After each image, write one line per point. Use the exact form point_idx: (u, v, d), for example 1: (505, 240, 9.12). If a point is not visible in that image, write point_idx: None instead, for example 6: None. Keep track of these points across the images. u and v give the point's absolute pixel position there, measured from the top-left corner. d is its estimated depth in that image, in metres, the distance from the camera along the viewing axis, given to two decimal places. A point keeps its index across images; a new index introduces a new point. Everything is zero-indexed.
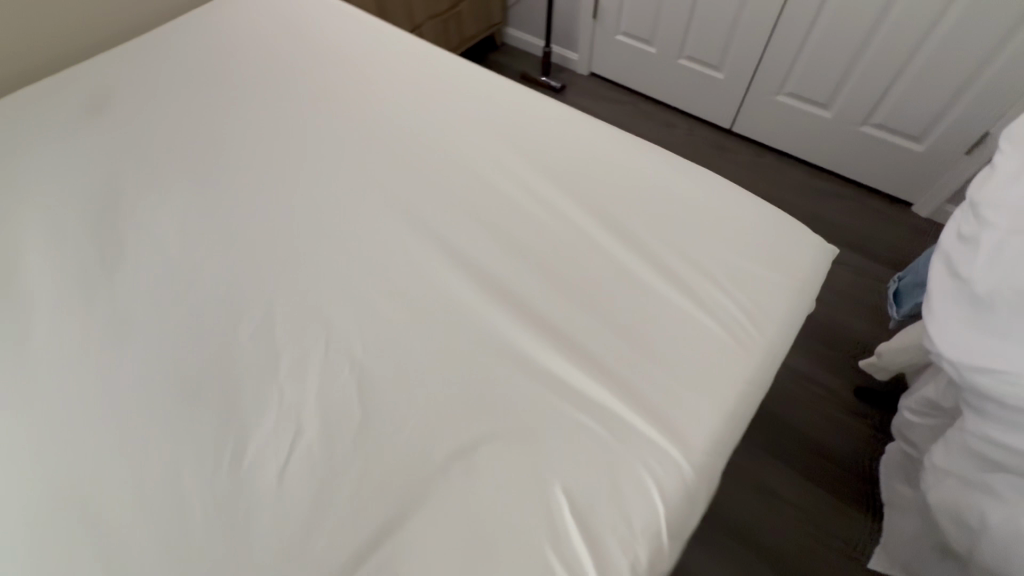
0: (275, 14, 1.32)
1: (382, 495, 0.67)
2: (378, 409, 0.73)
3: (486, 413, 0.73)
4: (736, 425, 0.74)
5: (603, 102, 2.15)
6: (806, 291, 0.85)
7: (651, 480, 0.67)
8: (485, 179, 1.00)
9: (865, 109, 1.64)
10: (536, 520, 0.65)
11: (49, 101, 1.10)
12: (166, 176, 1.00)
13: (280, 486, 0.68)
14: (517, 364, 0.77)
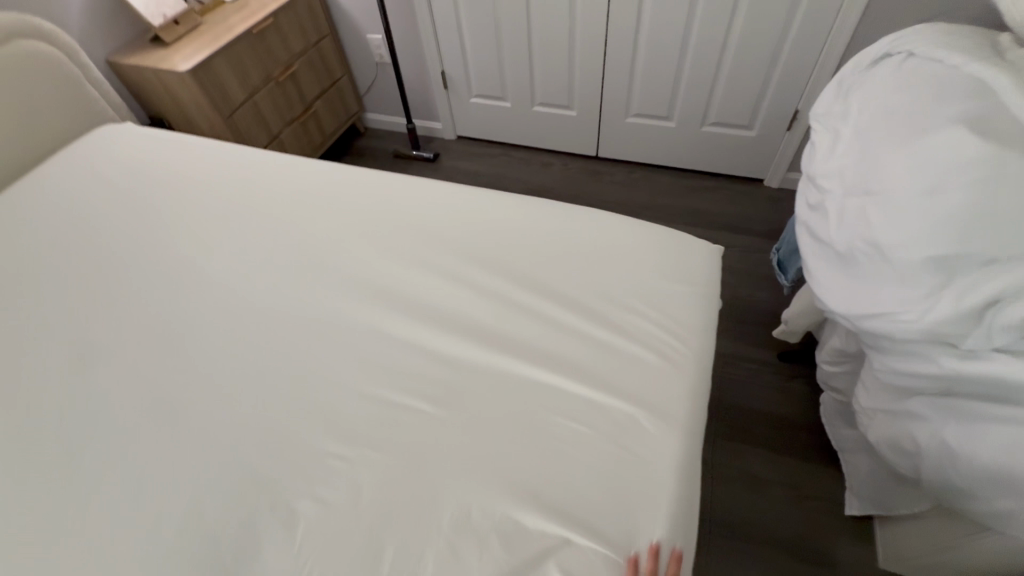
0: (134, 173, 1.28)
1: None
2: (347, 556, 0.68)
3: (462, 517, 0.70)
4: (696, 440, 0.77)
5: (479, 160, 2.25)
6: (709, 293, 0.93)
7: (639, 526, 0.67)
8: (391, 274, 0.99)
9: (699, 113, 1.87)
10: None
11: None
12: (51, 375, 0.92)
13: None
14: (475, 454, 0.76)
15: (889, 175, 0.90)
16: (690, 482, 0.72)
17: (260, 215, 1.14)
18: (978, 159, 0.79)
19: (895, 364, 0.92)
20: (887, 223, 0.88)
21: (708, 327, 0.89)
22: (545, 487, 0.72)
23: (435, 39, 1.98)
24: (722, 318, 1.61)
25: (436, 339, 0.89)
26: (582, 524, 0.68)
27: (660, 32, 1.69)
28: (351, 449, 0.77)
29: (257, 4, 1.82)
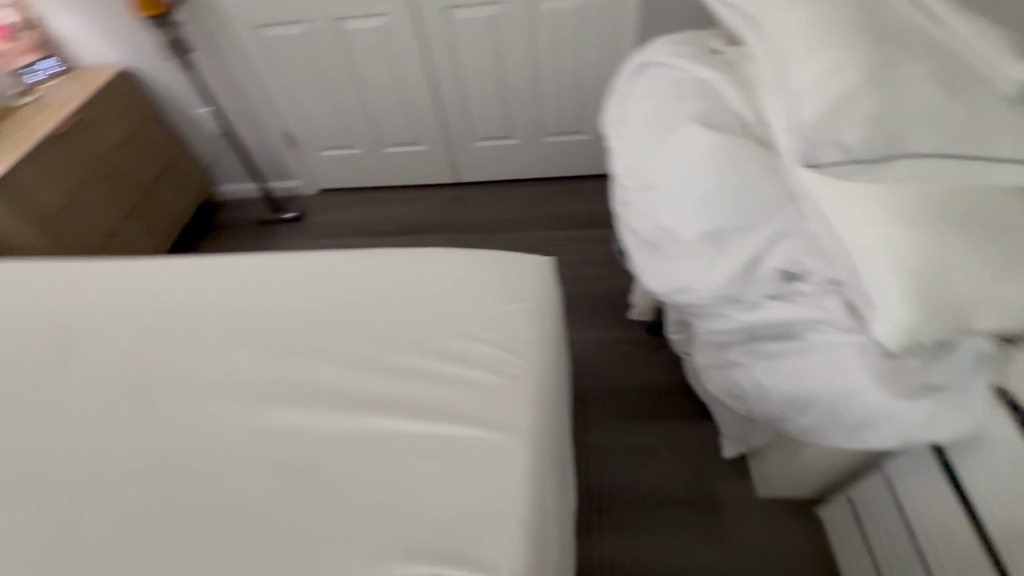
0: None
1: None
2: None
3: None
4: (543, 442, 0.84)
5: (345, 209, 2.25)
6: (540, 304, 1.02)
7: (497, 542, 0.73)
8: (237, 359, 0.99)
9: (535, 126, 2.00)
10: None
11: None
12: None
13: None
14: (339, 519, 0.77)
15: (659, 170, 1.02)
16: (539, 484, 0.79)
17: (88, 331, 1.08)
18: (714, 148, 0.92)
19: (709, 326, 1.06)
20: (668, 211, 1.01)
21: (544, 336, 0.98)
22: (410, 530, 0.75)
23: (266, 101, 1.97)
24: (595, 309, 1.73)
25: (291, 414, 0.90)
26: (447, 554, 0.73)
27: (477, 61, 1.81)
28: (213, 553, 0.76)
29: (58, 102, 1.71)
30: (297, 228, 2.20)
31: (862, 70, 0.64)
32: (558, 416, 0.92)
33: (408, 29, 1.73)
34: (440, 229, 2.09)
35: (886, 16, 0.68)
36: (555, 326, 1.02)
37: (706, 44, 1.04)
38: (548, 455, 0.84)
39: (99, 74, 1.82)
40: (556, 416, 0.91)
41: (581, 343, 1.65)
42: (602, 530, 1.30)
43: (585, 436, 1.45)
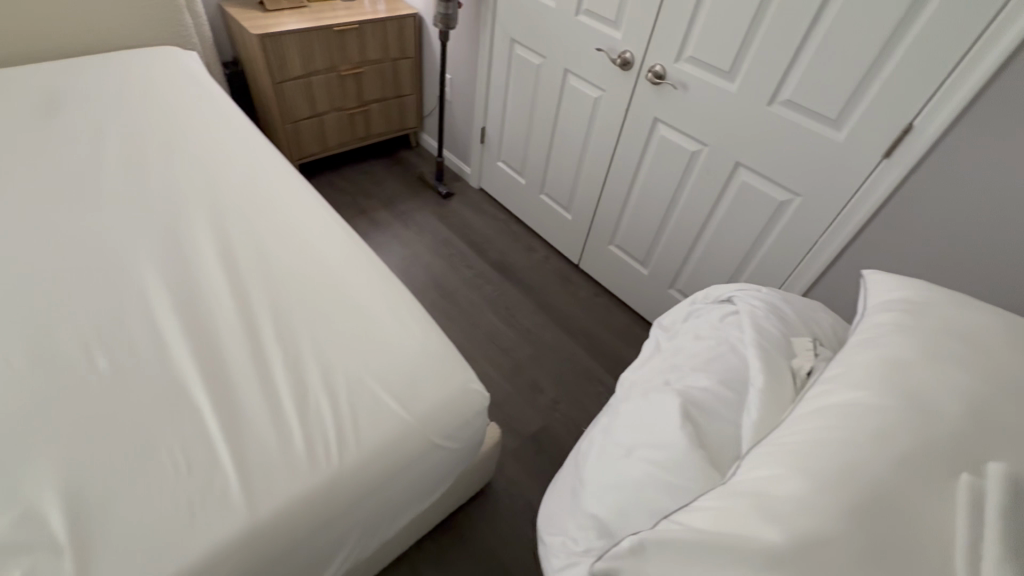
0: (159, 91, 1.56)
1: None
2: None
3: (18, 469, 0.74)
4: (264, 539, 0.74)
5: (482, 216, 2.36)
6: (420, 425, 0.90)
7: None
8: (203, 254, 1.09)
9: (669, 276, 1.80)
10: None
11: None
12: None
13: None
14: (75, 436, 0.78)
15: (625, 416, 0.80)
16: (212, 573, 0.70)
17: (182, 164, 1.31)
18: (673, 447, 0.67)
19: None
20: (596, 462, 0.78)
21: (389, 454, 0.86)
22: (96, 507, 0.72)
23: (485, 100, 2.14)
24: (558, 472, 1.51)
25: (170, 322, 0.96)
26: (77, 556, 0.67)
27: (654, 182, 1.68)
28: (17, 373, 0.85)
29: (362, 9, 2.10)
30: (437, 204, 2.38)
31: (781, 541, 0.41)
32: (323, 536, 0.81)
33: (614, 116, 1.68)
34: (524, 292, 2.04)
35: (908, 521, 0.42)
36: (416, 454, 0.89)
37: (787, 340, 0.79)
38: (256, 561, 0.74)
39: (402, 7, 2.17)
40: (312, 534, 0.79)
41: (516, 489, 1.45)
42: None
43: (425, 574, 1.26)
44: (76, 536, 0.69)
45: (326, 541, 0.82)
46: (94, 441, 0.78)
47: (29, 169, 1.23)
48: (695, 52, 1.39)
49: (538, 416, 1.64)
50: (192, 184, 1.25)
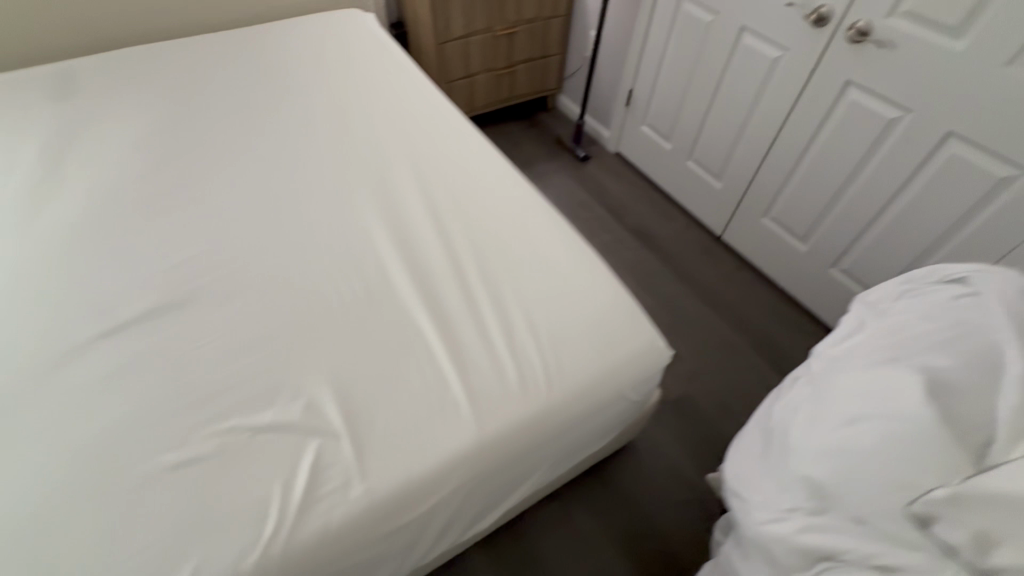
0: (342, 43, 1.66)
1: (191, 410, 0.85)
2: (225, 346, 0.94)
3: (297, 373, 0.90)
4: (491, 453, 0.86)
5: (618, 180, 2.32)
6: (614, 375, 0.96)
7: (367, 473, 0.80)
8: (408, 202, 1.21)
9: (833, 253, 1.70)
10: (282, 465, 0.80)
11: (152, 64, 1.49)
12: (193, 136, 1.31)
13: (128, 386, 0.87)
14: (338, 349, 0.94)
15: (842, 387, 0.79)
16: (453, 475, 0.83)
17: (374, 115, 1.41)
18: (915, 419, 0.67)
19: (733, 557, 0.86)
20: (806, 427, 0.80)
21: (586, 396, 0.93)
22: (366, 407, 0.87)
23: (638, 59, 2.07)
24: (698, 439, 1.54)
25: (391, 261, 1.09)
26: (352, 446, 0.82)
27: (833, 152, 1.57)
28: (284, 294, 1.03)
29: None
30: (573, 167, 2.39)
31: None
32: (528, 458, 0.91)
33: (796, 78, 1.57)
34: (663, 261, 2.02)
35: None
36: (608, 400, 0.96)
37: None
38: (483, 472, 0.86)
39: None
40: (522, 455, 0.89)
41: (656, 450, 1.51)
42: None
43: (573, 512, 1.37)
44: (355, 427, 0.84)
45: (529, 463, 0.92)
46: (354, 353, 0.94)
47: (251, 115, 1.38)
48: (915, 5, 1.25)
49: (678, 383, 1.66)
50: (386, 135, 1.36)
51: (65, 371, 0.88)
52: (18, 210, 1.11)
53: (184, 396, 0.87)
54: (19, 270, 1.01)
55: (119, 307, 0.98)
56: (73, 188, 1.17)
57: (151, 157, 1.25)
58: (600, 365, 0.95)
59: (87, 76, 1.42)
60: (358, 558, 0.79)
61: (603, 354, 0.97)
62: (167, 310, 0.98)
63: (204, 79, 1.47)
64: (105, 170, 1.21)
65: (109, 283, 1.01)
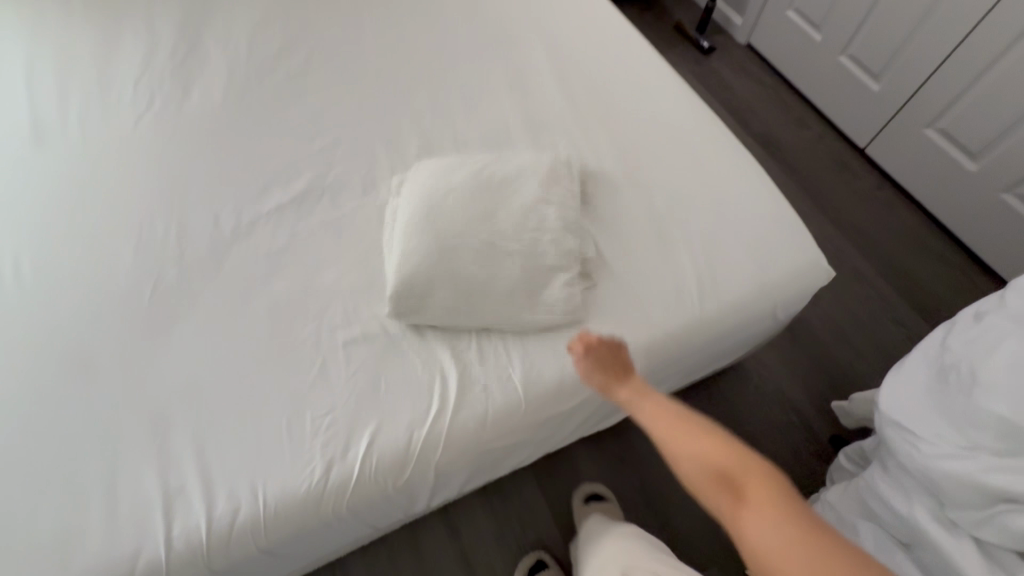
0: None
1: (352, 295, 0.90)
2: (371, 235, 0.95)
3: None
4: (640, 361, 0.86)
5: (744, 77, 2.03)
6: (771, 294, 0.91)
7: (523, 368, 0.83)
8: (544, 93, 1.12)
9: (1012, 175, 1.45)
10: (439, 353, 0.84)
11: None
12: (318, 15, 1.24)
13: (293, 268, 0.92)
14: (478, 233, 0.89)
15: None
16: (604, 378, 0.84)
17: None
18: None
19: (879, 484, 0.85)
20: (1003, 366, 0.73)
21: (738, 313, 0.89)
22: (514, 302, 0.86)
23: None
24: (811, 365, 1.48)
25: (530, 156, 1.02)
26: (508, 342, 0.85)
27: None
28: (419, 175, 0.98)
29: None
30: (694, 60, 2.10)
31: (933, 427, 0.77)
32: (671, 368, 0.91)
33: None
34: (790, 175, 1.79)
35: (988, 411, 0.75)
36: (758, 319, 0.91)
37: None
38: None
39: None
40: (665, 365, 0.89)
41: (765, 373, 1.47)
42: (605, 475, 1.32)
43: None
44: (507, 325, 0.85)
45: (666, 374, 0.92)
46: (497, 240, 0.89)
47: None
48: None
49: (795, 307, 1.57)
50: (516, 16, 1.24)
51: (236, 250, 0.94)
52: (166, 90, 1.14)
53: (344, 281, 0.91)
54: (174, 152, 1.05)
55: (272, 192, 1.01)
56: (209, 71, 1.16)
57: (277, 37, 1.21)
58: (756, 280, 0.90)
59: None
60: (509, 443, 0.84)
61: (761, 270, 0.91)
62: (314, 198, 1.00)
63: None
64: (235, 50, 1.19)
65: (256, 169, 1.04)
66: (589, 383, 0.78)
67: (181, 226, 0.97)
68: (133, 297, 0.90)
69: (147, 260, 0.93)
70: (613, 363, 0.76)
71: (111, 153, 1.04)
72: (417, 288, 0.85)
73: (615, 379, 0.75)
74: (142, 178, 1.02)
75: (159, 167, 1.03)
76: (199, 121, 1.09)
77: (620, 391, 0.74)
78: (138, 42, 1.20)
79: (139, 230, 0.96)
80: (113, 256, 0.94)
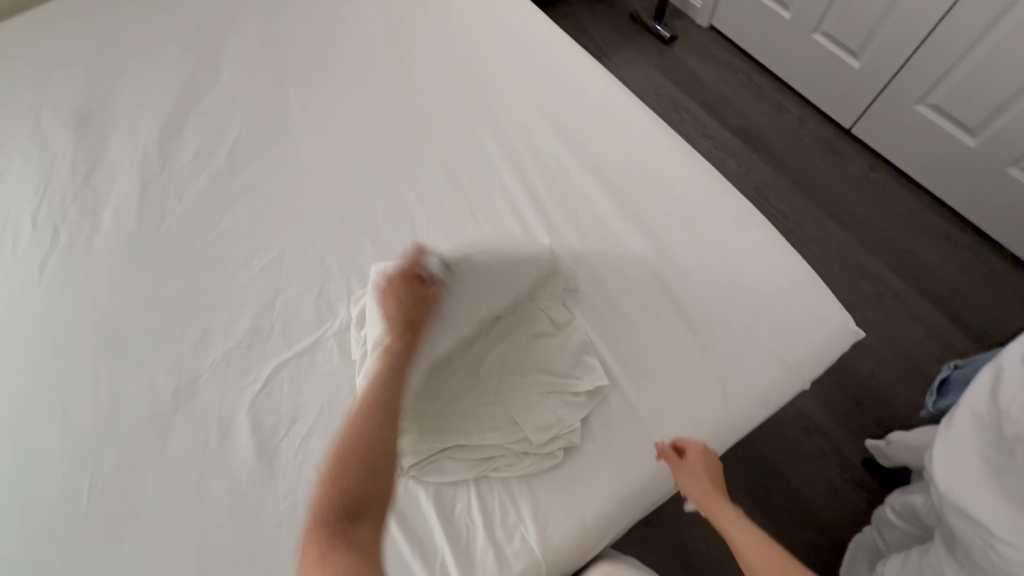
0: None
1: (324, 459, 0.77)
2: (334, 376, 0.82)
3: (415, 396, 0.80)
4: (666, 482, 0.75)
5: (712, 64, 1.88)
6: (800, 373, 0.80)
7: (535, 521, 0.71)
8: (505, 163, 0.99)
9: (1016, 149, 1.37)
10: (434, 519, 0.72)
11: (153, 10, 1.21)
12: (234, 105, 1.09)
13: (248, 434, 0.79)
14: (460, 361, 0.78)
15: None
16: (629, 512, 0.74)
17: (441, 49, 1.14)
18: None
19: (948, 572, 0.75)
20: None
21: (766, 404, 0.79)
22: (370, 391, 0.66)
23: None
24: (832, 381, 1.38)
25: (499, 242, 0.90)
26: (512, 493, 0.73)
27: None
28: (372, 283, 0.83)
29: None
30: (656, 51, 1.92)
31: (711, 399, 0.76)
32: None
33: None
34: (777, 168, 1.67)
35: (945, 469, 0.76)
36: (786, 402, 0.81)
37: None
38: (653, 497, 0.76)
39: None
40: None
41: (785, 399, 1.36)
42: (634, 544, 1.22)
43: None
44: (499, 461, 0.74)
45: None
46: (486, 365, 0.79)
47: (295, 64, 1.14)
48: None
49: None
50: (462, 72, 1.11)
51: (183, 416, 0.81)
52: (70, 218, 0.97)
53: (315, 437, 0.78)
54: (87, 304, 0.90)
55: (215, 334, 0.87)
56: (113, 191, 1.00)
57: (195, 136, 1.05)
58: (779, 362, 0.80)
59: (80, 31, 1.16)
60: None
61: (784, 348, 0.80)
62: (261, 337, 0.86)
63: (227, 16, 1.21)
64: (143, 160, 1.02)
65: (187, 309, 0.89)
66: (690, 496, 0.68)
67: (110, 398, 0.83)
68: (67, 502, 0.76)
69: (78, 450, 0.80)
70: (713, 482, 0.68)
71: (13, 317, 0.89)
72: (400, 439, 0.74)
73: (715, 499, 0.66)
74: (55, 343, 0.87)
75: (72, 325, 0.88)
76: (110, 258, 0.93)
77: (724, 513, 0.65)
78: (32, 164, 1.03)
79: (64, 412, 0.82)
80: (41, 448, 0.80)
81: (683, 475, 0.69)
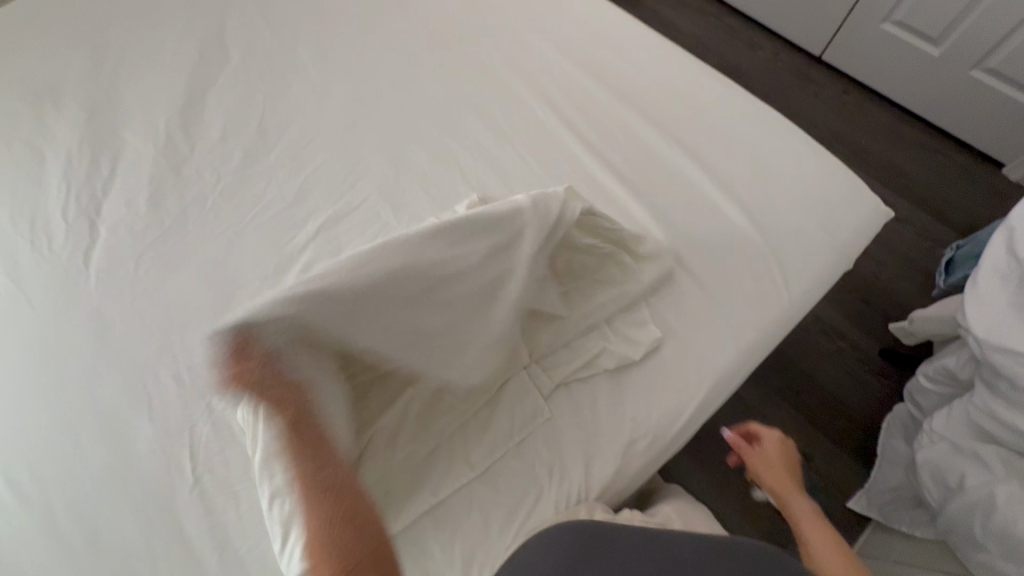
0: None
1: None
2: None
3: None
4: (743, 366, 0.83)
5: (683, 11, 1.94)
6: (843, 254, 0.89)
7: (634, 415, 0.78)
8: (535, 109, 1.03)
9: (976, 53, 1.50)
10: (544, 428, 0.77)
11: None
12: (250, 82, 1.07)
13: None
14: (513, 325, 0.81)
15: None
16: (716, 396, 0.81)
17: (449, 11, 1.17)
18: None
19: (994, 408, 0.85)
20: None
21: (818, 285, 0.87)
22: None
23: None
24: (843, 286, 1.48)
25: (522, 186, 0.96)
26: (608, 394, 0.80)
27: None
28: None
29: None
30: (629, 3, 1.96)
31: None
32: None
33: None
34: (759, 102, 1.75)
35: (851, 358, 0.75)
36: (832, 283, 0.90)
37: None
38: (732, 380, 0.83)
39: None
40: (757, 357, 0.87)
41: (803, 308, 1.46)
42: (691, 462, 1.28)
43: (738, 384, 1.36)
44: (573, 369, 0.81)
45: None
46: None
47: (305, 36, 1.13)
48: None
49: None
50: (475, 30, 1.14)
51: None
52: (103, 210, 0.94)
53: None
54: (140, 288, 0.88)
55: None
56: (139, 178, 0.97)
57: (217, 114, 1.04)
58: (823, 247, 0.88)
59: (64, 29, 1.12)
60: (638, 488, 0.80)
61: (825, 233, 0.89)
62: None
63: None
64: (166, 146, 1.00)
65: (248, 278, 0.89)
66: (765, 481, 0.79)
67: (188, 374, 0.82)
68: (172, 474, 0.76)
69: (166, 427, 0.79)
70: (786, 471, 0.79)
71: (62, 313, 0.86)
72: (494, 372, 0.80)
73: (786, 485, 0.77)
74: (114, 329, 0.85)
75: (130, 310, 0.86)
76: (155, 241, 0.91)
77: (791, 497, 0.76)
78: (46, 161, 0.98)
79: (141, 394, 0.81)
80: (129, 431, 0.79)
81: (755, 459, 0.80)
